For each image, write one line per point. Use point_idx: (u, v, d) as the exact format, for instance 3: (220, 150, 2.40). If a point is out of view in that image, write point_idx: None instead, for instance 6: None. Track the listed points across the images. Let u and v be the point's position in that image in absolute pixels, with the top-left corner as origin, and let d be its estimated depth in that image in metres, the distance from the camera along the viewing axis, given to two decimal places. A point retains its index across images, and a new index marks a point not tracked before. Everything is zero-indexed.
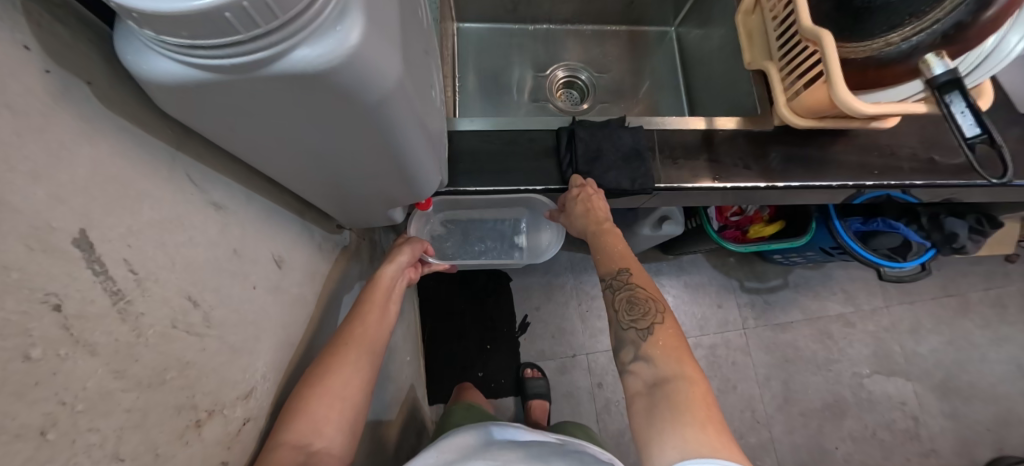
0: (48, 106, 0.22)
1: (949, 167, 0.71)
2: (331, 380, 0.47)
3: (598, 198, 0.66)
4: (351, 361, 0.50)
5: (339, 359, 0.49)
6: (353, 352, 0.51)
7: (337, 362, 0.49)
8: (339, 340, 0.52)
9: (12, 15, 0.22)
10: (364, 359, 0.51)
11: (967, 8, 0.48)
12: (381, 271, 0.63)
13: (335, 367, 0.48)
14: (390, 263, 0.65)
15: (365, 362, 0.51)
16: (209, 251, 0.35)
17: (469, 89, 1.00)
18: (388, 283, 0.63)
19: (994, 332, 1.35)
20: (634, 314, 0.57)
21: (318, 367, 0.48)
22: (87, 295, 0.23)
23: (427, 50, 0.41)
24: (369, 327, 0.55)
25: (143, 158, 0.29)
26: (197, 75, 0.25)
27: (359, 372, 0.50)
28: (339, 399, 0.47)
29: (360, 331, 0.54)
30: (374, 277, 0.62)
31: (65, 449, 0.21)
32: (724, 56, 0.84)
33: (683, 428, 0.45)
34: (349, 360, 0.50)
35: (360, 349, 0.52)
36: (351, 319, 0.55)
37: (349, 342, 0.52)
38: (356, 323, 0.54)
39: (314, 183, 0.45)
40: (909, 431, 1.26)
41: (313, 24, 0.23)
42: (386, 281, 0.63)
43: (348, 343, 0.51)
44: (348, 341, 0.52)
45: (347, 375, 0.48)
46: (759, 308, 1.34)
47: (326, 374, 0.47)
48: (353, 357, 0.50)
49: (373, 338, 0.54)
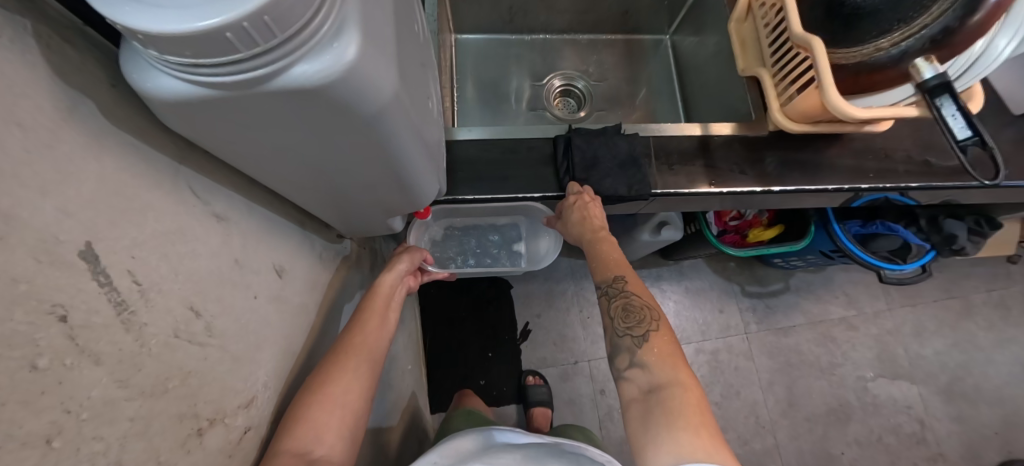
0: (57, 123, 0.23)
1: (944, 169, 0.72)
2: (331, 389, 0.47)
3: (596, 205, 0.67)
4: (351, 370, 0.50)
5: (339, 368, 0.50)
6: (353, 360, 0.51)
7: (336, 370, 0.49)
8: (339, 349, 0.52)
9: (22, 38, 0.23)
10: (364, 367, 0.52)
11: (955, 13, 0.49)
12: (381, 279, 0.64)
13: (334, 377, 0.49)
14: (390, 272, 0.65)
15: (365, 369, 0.52)
16: (211, 261, 0.36)
17: (467, 98, 1.02)
18: (387, 292, 0.63)
19: (997, 334, 1.34)
20: (631, 321, 0.58)
21: (318, 376, 0.48)
22: (94, 305, 0.24)
23: (424, 62, 0.43)
24: (368, 336, 0.55)
25: (147, 171, 0.30)
26: (200, 92, 0.26)
27: (358, 379, 0.50)
28: (340, 408, 0.47)
29: (359, 340, 0.54)
30: (373, 287, 0.62)
31: (72, 456, 0.22)
32: (719, 63, 0.85)
33: (678, 432, 0.46)
34: (349, 368, 0.50)
35: (360, 358, 0.52)
36: (350, 328, 0.55)
37: (348, 351, 0.52)
38: (356, 333, 0.55)
39: (315, 194, 0.46)
40: (915, 435, 1.24)
41: (310, 42, 0.24)
42: (386, 290, 0.63)
43: (348, 353, 0.52)
44: (348, 350, 0.52)
45: (347, 383, 0.49)
46: (761, 313, 1.34)
47: (325, 384, 0.47)
48: (353, 366, 0.51)
49: (373, 347, 0.55)
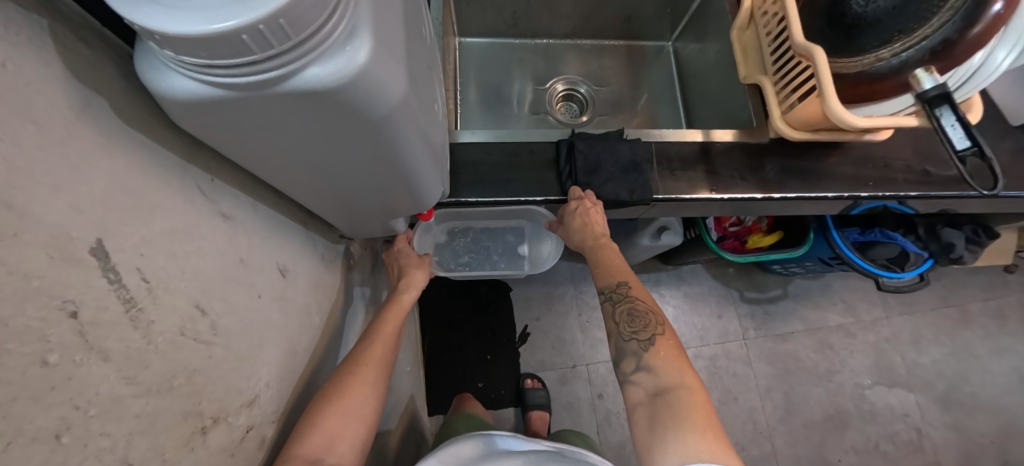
0: (70, 122, 0.23)
1: (942, 178, 0.72)
2: (349, 398, 0.48)
3: (597, 211, 0.68)
4: (368, 381, 0.51)
5: (357, 378, 0.50)
6: (372, 371, 0.52)
7: (354, 380, 0.50)
8: (356, 359, 0.53)
9: (39, 36, 0.23)
10: (378, 379, 0.52)
11: (954, 25, 0.50)
12: (401, 295, 0.66)
13: (352, 385, 0.49)
14: (413, 289, 0.68)
15: (381, 381, 0.53)
16: (217, 260, 0.36)
17: (470, 101, 1.02)
18: (405, 304, 0.65)
19: (995, 343, 1.35)
20: (636, 325, 0.58)
21: (335, 385, 0.49)
22: (103, 302, 0.24)
23: (431, 66, 0.43)
24: (384, 348, 0.56)
25: (156, 169, 0.30)
26: (213, 92, 0.26)
27: (374, 391, 0.51)
28: (355, 419, 0.47)
29: (375, 352, 0.55)
30: (394, 299, 0.65)
31: (78, 453, 0.22)
32: (720, 71, 0.86)
33: (685, 433, 0.46)
34: (366, 379, 0.51)
35: (378, 369, 0.53)
36: (365, 340, 0.56)
37: (367, 363, 0.53)
38: (373, 346, 0.56)
39: (320, 194, 0.46)
40: (912, 443, 1.25)
41: (323, 45, 0.24)
42: (405, 303, 0.65)
43: (366, 364, 0.53)
44: (364, 361, 0.53)
45: (363, 394, 0.49)
46: (759, 319, 1.34)
47: (343, 394, 0.48)
48: (371, 377, 0.52)
49: (387, 359, 0.55)
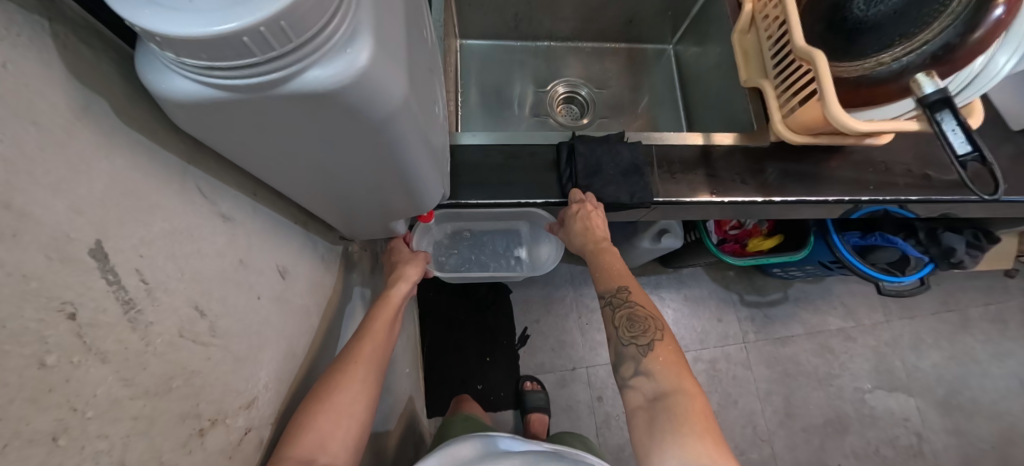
0: (70, 123, 0.23)
1: (944, 182, 0.72)
2: (340, 398, 0.48)
3: (598, 213, 0.67)
4: (359, 380, 0.50)
5: (347, 378, 0.50)
6: (361, 369, 0.51)
7: (347, 379, 0.50)
8: (348, 358, 0.52)
9: (41, 39, 0.23)
10: (371, 379, 0.52)
11: (955, 30, 0.50)
12: (391, 292, 0.66)
13: (344, 384, 0.49)
14: (403, 285, 0.67)
15: (373, 380, 0.52)
16: (216, 261, 0.36)
17: (471, 103, 1.02)
18: (398, 301, 0.65)
19: (995, 348, 1.35)
20: (635, 330, 0.58)
21: (327, 383, 0.49)
22: (102, 304, 0.24)
23: (431, 68, 0.43)
24: (377, 348, 0.56)
25: (154, 170, 0.30)
26: (212, 93, 0.26)
27: (367, 388, 0.51)
28: (347, 419, 0.47)
29: (368, 351, 0.54)
30: (385, 296, 0.64)
31: (74, 455, 0.21)
32: (721, 74, 0.86)
33: (682, 438, 0.46)
34: (358, 379, 0.50)
35: (369, 368, 0.53)
36: (357, 339, 0.56)
37: (358, 361, 0.52)
38: (365, 343, 0.55)
39: (318, 196, 0.46)
40: (912, 448, 1.24)
41: (323, 47, 0.24)
42: (397, 300, 0.65)
43: (357, 363, 0.52)
44: (356, 361, 0.52)
45: (354, 393, 0.49)
46: (759, 322, 1.34)
47: (334, 393, 0.48)
48: (362, 375, 0.51)
49: (380, 358, 0.55)
